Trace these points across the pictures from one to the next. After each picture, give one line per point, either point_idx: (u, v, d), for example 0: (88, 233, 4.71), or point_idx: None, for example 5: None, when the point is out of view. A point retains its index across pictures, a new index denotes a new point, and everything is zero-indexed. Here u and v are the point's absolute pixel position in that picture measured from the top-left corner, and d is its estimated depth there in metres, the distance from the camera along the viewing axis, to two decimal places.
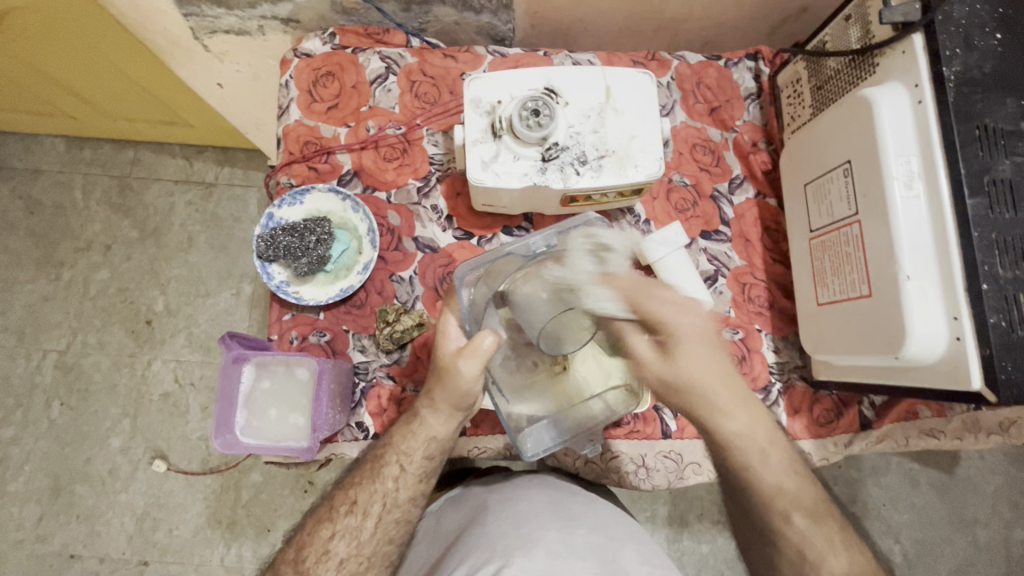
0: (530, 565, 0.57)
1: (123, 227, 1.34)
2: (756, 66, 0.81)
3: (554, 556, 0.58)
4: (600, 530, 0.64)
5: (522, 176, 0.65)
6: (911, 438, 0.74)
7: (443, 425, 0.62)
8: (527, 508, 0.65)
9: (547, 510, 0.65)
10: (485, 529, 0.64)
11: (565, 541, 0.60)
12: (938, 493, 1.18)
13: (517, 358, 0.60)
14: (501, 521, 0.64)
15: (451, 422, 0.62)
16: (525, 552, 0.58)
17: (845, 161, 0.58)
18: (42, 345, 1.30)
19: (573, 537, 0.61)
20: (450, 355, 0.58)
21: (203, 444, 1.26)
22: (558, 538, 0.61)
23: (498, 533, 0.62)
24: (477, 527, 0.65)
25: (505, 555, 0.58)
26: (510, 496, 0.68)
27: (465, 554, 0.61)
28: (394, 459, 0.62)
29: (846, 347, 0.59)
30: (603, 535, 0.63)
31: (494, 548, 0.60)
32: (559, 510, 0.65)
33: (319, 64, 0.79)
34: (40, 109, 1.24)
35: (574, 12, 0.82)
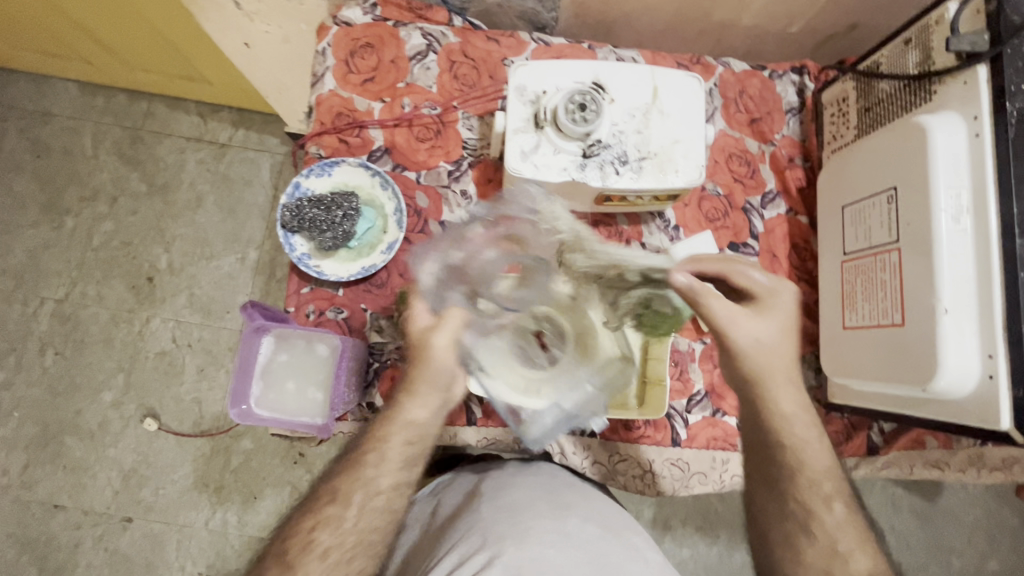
0: (524, 553, 0.57)
1: (131, 180, 1.32)
2: (801, 81, 0.80)
3: (547, 545, 0.58)
4: (593, 520, 0.64)
5: (560, 170, 0.63)
6: (916, 467, 0.75)
7: (423, 411, 0.55)
8: (521, 497, 0.65)
9: (538, 498, 0.65)
10: (479, 518, 0.63)
11: (559, 531, 0.61)
12: (919, 520, 1.19)
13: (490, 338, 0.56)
14: (495, 509, 0.63)
15: (430, 407, 0.55)
16: (518, 543, 0.58)
17: (890, 186, 0.58)
18: (40, 292, 1.28)
19: (566, 527, 0.62)
20: (417, 333, 0.56)
21: (196, 406, 1.25)
22: (552, 527, 0.61)
23: (493, 520, 0.61)
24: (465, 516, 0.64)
25: (497, 543, 0.58)
26: (505, 483, 0.68)
27: (457, 539, 0.61)
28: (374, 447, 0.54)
29: (870, 373, 0.60)
30: (597, 527, 0.63)
31: (488, 535, 0.59)
32: (551, 500, 0.65)
33: (359, 34, 0.77)
34: (56, 50, 1.20)
35: (621, 6, 0.80)
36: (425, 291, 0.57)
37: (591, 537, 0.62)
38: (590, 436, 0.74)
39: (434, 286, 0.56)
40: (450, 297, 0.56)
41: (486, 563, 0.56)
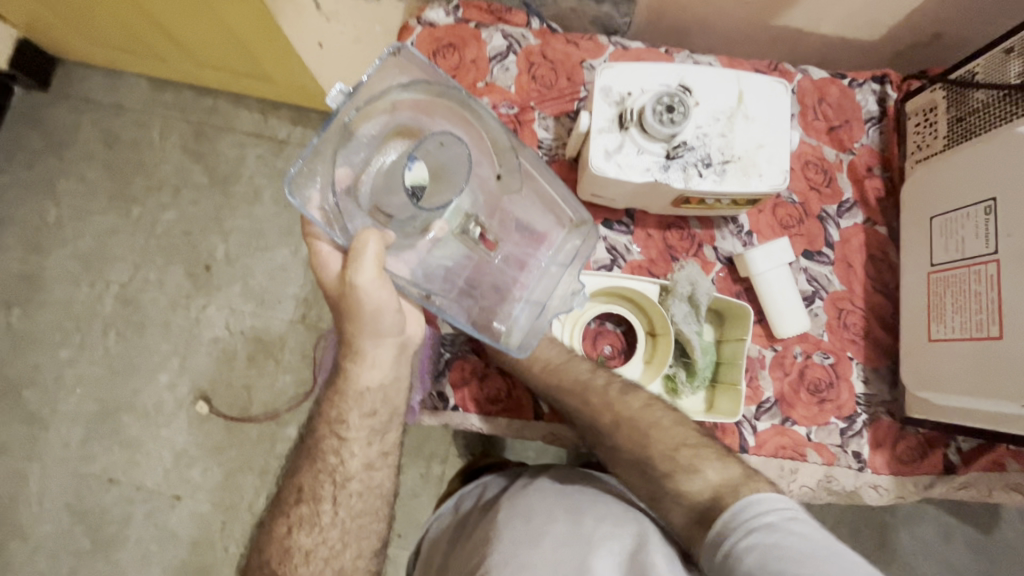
0: (536, 554, 0.60)
1: (194, 172, 1.38)
2: (882, 90, 0.79)
3: (560, 545, 0.60)
4: (608, 519, 0.63)
5: (643, 171, 0.64)
6: (994, 489, 0.73)
7: (376, 373, 0.63)
8: (536, 501, 0.67)
9: (553, 502, 0.66)
10: (496, 525, 0.66)
11: (570, 530, 0.62)
12: (972, 552, 1.15)
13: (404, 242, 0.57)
14: (511, 515, 0.66)
15: (386, 360, 0.63)
16: (531, 545, 0.61)
17: (990, 197, 0.57)
18: (105, 275, 1.34)
19: (579, 529, 0.62)
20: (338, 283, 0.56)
21: (245, 393, 1.29)
22: (565, 530, 0.62)
23: (507, 526, 0.64)
24: (499, 512, 0.68)
25: (511, 549, 0.61)
26: (524, 490, 0.70)
27: (478, 547, 0.64)
28: (332, 442, 0.64)
29: (960, 388, 0.59)
30: (612, 524, 0.63)
31: (502, 541, 0.62)
32: (568, 504, 0.66)
33: (441, 34, 0.79)
34: (132, 48, 1.27)
35: (694, 12, 0.81)
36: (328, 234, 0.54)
37: (607, 535, 0.61)
38: None
39: (325, 217, 0.54)
40: (357, 221, 0.55)
41: (501, 564, 0.59)
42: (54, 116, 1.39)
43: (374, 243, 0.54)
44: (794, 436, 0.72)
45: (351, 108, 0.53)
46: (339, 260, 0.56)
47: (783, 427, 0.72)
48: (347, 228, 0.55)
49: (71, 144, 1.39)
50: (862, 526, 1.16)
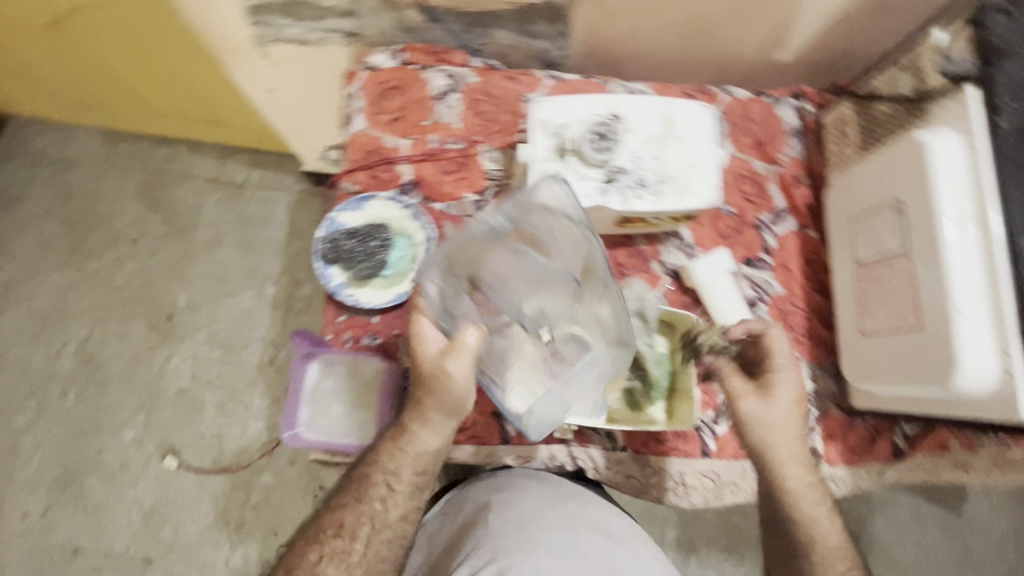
0: (529, 563, 0.63)
1: (152, 222, 1.36)
2: (800, 105, 0.85)
3: (554, 555, 0.64)
4: (599, 529, 0.68)
5: (583, 196, 0.67)
6: (943, 470, 0.77)
7: (435, 438, 0.64)
8: (529, 507, 0.69)
9: (545, 508, 0.69)
10: (486, 532, 0.67)
11: (564, 541, 0.66)
12: (946, 534, 1.19)
13: (491, 340, 0.63)
14: (503, 521, 0.67)
15: (444, 434, 0.64)
16: (524, 552, 0.64)
17: (896, 198, 0.62)
18: (63, 334, 1.31)
19: (571, 538, 0.66)
20: (432, 360, 0.61)
21: (216, 443, 1.26)
22: (557, 539, 0.66)
23: (500, 533, 0.66)
24: (491, 514, 0.69)
25: (506, 554, 0.64)
26: (513, 492, 0.71)
27: (467, 552, 0.66)
28: (380, 479, 0.63)
29: (893, 376, 0.62)
30: (603, 535, 0.67)
31: (495, 546, 0.65)
32: (562, 512, 0.69)
33: (386, 77, 0.82)
34: (83, 102, 1.27)
35: (626, 43, 0.87)
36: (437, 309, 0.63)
37: (597, 546, 0.66)
38: (622, 451, 0.75)
39: (438, 297, 0.63)
40: (465, 309, 0.63)
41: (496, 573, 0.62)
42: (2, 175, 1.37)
43: (471, 337, 0.60)
44: None
45: (507, 215, 0.63)
46: (439, 342, 0.62)
47: None
48: (456, 312, 0.63)
49: (22, 202, 1.36)
50: (840, 519, 1.19)
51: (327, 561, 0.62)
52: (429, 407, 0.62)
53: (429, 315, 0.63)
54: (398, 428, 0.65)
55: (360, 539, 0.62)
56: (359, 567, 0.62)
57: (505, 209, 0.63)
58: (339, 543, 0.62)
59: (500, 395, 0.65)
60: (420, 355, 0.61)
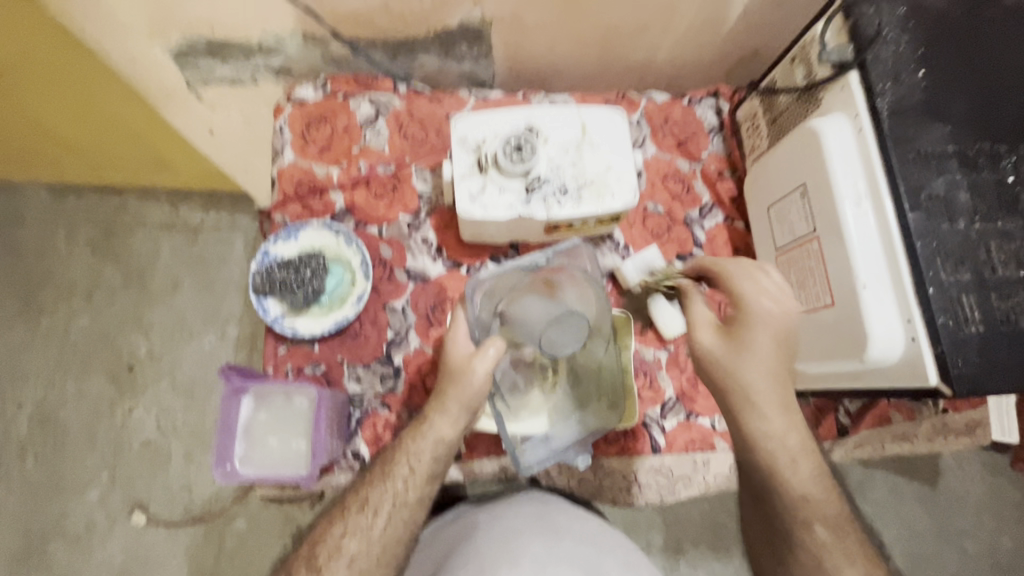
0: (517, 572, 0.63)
1: (106, 273, 1.34)
2: (717, 103, 0.88)
3: (539, 565, 0.64)
4: (586, 542, 0.68)
5: (507, 207, 0.69)
6: (886, 443, 0.79)
7: (451, 428, 0.63)
8: (514, 522, 0.70)
9: (532, 522, 0.69)
10: (473, 544, 0.68)
11: (550, 551, 0.66)
12: (925, 507, 1.21)
13: (518, 368, 0.64)
14: (490, 536, 0.68)
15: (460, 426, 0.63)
16: (512, 563, 0.64)
17: (801, 184, 0.64)
18: (17, 396, 1.27)
19: (559, 549, 0.66)
20: (463, 356, 0.62)
21: (185, 493, 1.22)
22: (543, 551, 0.66)
23: (485, 544, 0.67)
24: (477, 534, 0.69)
25: (492, 566, 0.64)
26: (498, 514, 0.72)
27: (455, 569, 0.66)
28: (404, 460, 0.63)
29: (818, 355, 0.64)
30: (588, 547, 0.68)
31: (482, 561, 0.65)
32: (543, 522, 0.70)
33: (312, 109, 0.84)
34: (26, 160, 1.25)
35: (549, 58, 0.90)
36: (472, 320, 0.64)
37: (581, 557, 0.66)
38: None
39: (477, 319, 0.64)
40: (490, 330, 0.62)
41: None
42: None
43: (491, 348, 0.60)
44: (701, 429, 0.76)
45: (548, 258, 0.66)
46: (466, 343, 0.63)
47: (688, 421, 0.76)
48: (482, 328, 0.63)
49: None
50: None
51: (351, 536, 0.60)
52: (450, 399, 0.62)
53: (463, 322, 0.65)
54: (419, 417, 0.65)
55: (382, 514, 0.61)
56: (379, 545, 0.60)
57: (550, 253, 0.67)
58: (362, 518, 0.61)
59: (503, 412, 0.66)
60: (450, 351, 0.63)
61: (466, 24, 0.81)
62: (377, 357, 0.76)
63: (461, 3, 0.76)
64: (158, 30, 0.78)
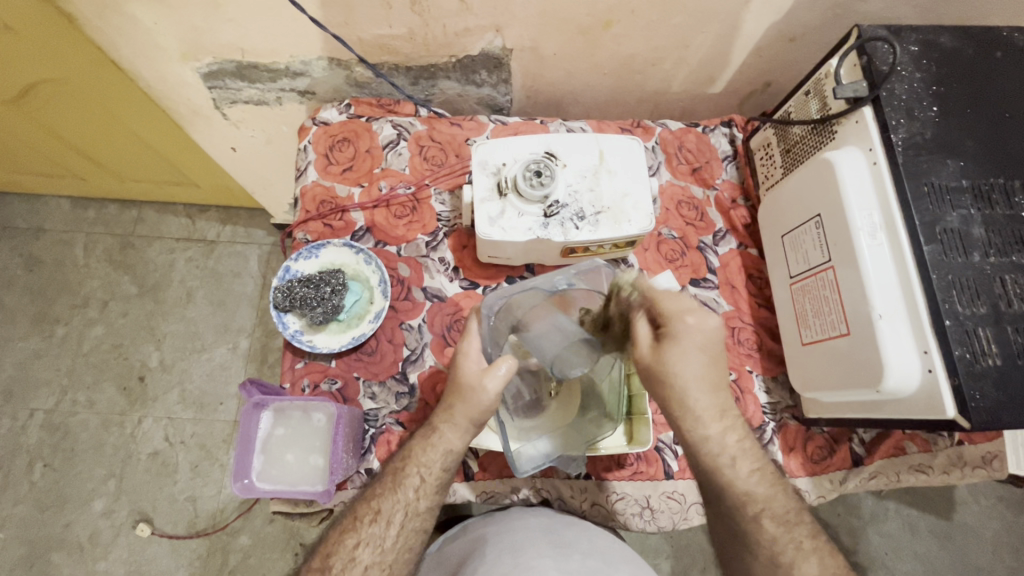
0: None
1: (122, 284, 1.36)
2: (731, 132, 0.90)
3: None
4: (594, 555, 0.69)
5: (525, 230, 0.70)
6: (902, 473, 0.77)
7: (460, 438, 0.62)
8: (523, 536, 0.70)
9: (540, 536, 0.70)
10: (485, 560, 0.69)
11: (560, 568, 0.67)
12: (939, 540, 1.19)
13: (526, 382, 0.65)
14: (500, 552, 0.69)
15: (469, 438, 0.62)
16: None
17: (816, 214, 0.65)
18: (28, 404, 1.28)
19: (567, 565, 0.67)
20: (472, 373, 0.62)
21: (190, 506, 1.22)
22: (553, 568, 0.67)
23: (497, 561, 0.68)
24: (487, 550, 0.70)
25: None
26: (508, 524, 0.72)
27: None
28: (415, 471, 0.63)
29: (832, 384, 0.64)
30: (596, 560, 0.69)
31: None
32: (553, 537, 0.70)
33: (336, 131, 0.86)
34: (51, 172, 1.29)
35: (566, 85, 0.92)
36: (484, 335, 0.63)
37: (590, 573, 0.67)
38: (586, 479, 0.75)
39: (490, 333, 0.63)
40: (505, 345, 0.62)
41: None
42: None
43: (502, 367, 0.60)
44: None
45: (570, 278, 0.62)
46: (478, 359, 0.63)
47: None
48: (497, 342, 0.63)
49: None
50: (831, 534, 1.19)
51: (364, 547, 0.61)
52: (456, 408, 0.62)
53: (475, 337, 0.64)
54: (427, 428, 0.65)
55: (396, 523, 0.62)
56: (392, 554, 0.62)
57: (574, 274, 0.62)
58: (374, 529, 0.61)
59: (507, 423, 0.66)
60: (461, 369, 0.62)
61: (487, 52, 0.84)
62: (392, 374, 0.77)
63: (483, 33, 0.79)
64: (190, 53, 0.81)
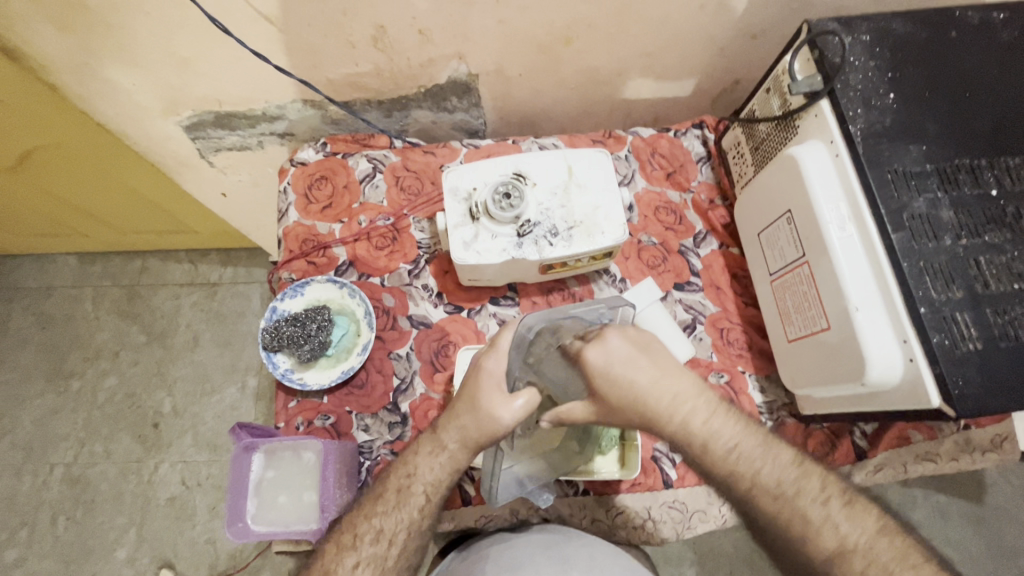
0: None
1: (130, 333, 1.40)
2: (703, 133, 0.91)
3: None
4: (594, 570, 0.66)
5: (500, 252, 0.71)
6: (909, 464, 0.75)
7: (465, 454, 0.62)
8: (522, 551, 0.68)
9: (538, 551, 0.68)
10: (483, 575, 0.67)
11: None
12: (972, 526, 1.15)
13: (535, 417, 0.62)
14: (499, 567, 0.67)
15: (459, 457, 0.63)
16: None
17: (787, 210, 0.65)
18: (49, 459, 1.31)
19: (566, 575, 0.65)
20: (492, 398, 0.58)
21: (210, 548, 1.23)
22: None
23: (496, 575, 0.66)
24: (487, 564, 0.68)
25: None
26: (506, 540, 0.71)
27: None
28: (421, 489, 0.63)
29: (820, 380, 0.63)
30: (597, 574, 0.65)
31: None
32: (552, 550, 0.68)
33: (313, 170, 0.88)
34: (55, 232, 1.33)
35: (537, 103, 0.93)
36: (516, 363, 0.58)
37: None
38: (584, 494, 0.74)
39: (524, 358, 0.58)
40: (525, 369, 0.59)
41: None
42: None
43: (522, 400, 0.57)
44: None
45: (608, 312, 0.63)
46: (500, 385, 0.59)
47: None
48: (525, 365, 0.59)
49: (3, 334, 1.40)
50: None
51: (364, 567, 0.60)
52: (465, 419, 0.60)
53: (503, 355, 0.60)
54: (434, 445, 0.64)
55: (398, 543, 0.62)
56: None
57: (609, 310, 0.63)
58: (376, 549, 0.61)
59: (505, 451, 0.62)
60: (483, 393, 0.58)
61: (454, 80, 0.85)
62: (384, 405, 0.78)
63: (448, 62, 0.81)
64: (170, 109, 0.84)
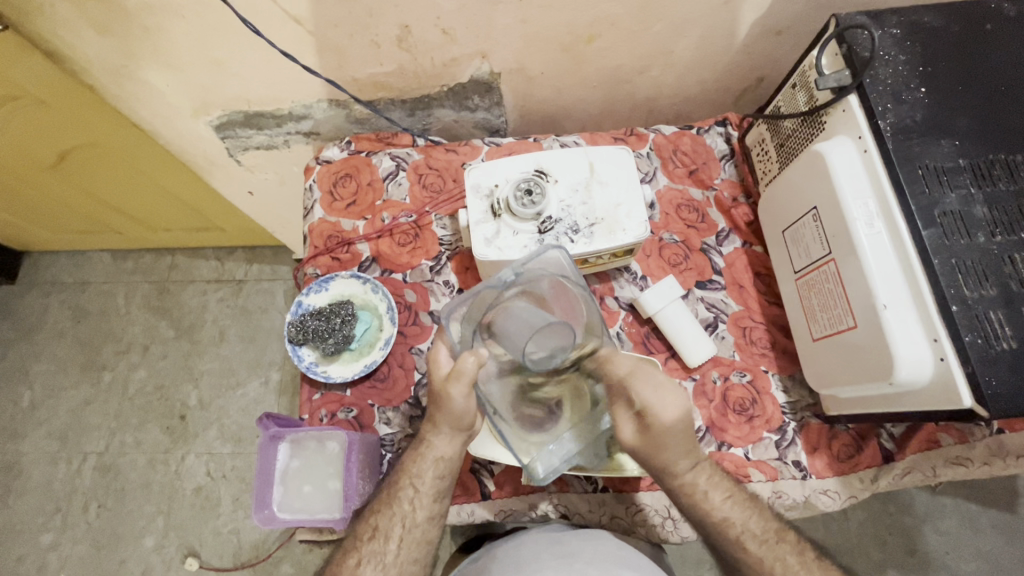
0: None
1: (160, 327, 1.44)
2: (726, 131, 0.90)
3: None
4: (597, 564, 0.66)
5: (522, 248, 0.71)
6: (938, 468, 0.74)
7: None
8: (528, 550, 0.69)
9: (544, 549, 0.68)
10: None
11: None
12: (1005, 537, 1.12)
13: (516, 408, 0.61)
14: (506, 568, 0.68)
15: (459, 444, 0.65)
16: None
17: (813, 207, 0.64)
18: (82, 448, 1.35)
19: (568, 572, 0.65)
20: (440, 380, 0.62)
21: (234, 538, 1.26)
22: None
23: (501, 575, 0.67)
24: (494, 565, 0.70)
25: None
26: (517, 540, 0.72)
27: None
28: (407, 482, 0.64)
29: (847, 379, 0.62)
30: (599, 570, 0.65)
31: None
32: (557, 548, 0.68)
33: (338, 168, 0.90)
34: (91, 228, 1.37)
35: (558, 102, 0.94)
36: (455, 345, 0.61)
37: None
38: (603, 491, 0.74)
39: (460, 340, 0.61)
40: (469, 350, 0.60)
41: None
42: (22, 305, 1.47)
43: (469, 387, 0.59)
44: (733, 458, 0.73)
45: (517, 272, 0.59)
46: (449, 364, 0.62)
47: (720, 452, 0.73)
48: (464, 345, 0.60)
49: (41, 326, 1.46)
50: (887, 538, 1.12)
51: (365, 564, 0.62)
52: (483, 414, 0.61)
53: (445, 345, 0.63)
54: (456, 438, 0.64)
55: (394, 538, 0.63)
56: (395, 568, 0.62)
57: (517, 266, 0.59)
58: (374, 545, 0.63)
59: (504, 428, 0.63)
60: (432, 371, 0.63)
61: (476, 79, 0.86)
62: (405, 399, 0.79)
63: (470, 61, 0.82)
64: (201, 109, 0.86)
